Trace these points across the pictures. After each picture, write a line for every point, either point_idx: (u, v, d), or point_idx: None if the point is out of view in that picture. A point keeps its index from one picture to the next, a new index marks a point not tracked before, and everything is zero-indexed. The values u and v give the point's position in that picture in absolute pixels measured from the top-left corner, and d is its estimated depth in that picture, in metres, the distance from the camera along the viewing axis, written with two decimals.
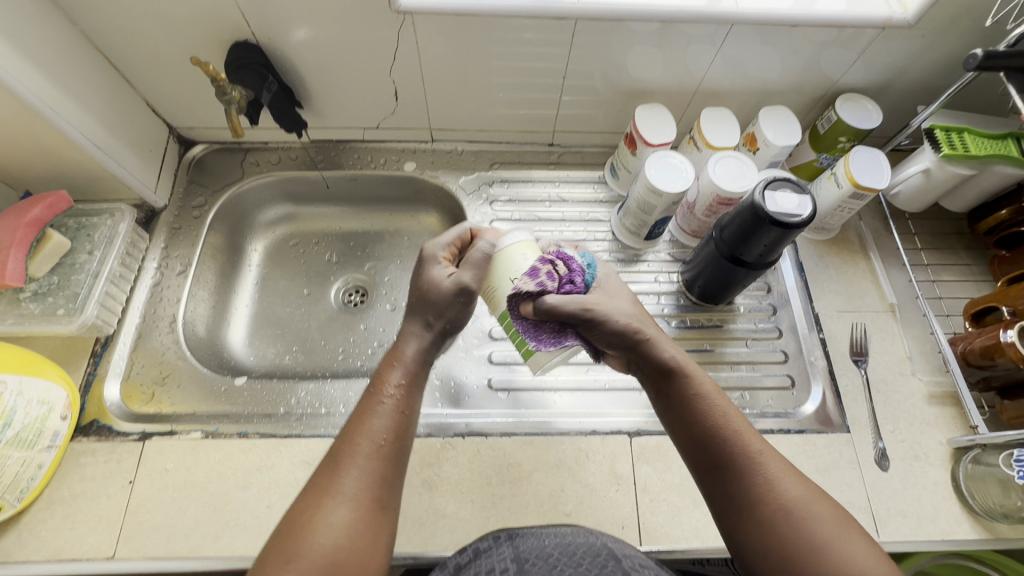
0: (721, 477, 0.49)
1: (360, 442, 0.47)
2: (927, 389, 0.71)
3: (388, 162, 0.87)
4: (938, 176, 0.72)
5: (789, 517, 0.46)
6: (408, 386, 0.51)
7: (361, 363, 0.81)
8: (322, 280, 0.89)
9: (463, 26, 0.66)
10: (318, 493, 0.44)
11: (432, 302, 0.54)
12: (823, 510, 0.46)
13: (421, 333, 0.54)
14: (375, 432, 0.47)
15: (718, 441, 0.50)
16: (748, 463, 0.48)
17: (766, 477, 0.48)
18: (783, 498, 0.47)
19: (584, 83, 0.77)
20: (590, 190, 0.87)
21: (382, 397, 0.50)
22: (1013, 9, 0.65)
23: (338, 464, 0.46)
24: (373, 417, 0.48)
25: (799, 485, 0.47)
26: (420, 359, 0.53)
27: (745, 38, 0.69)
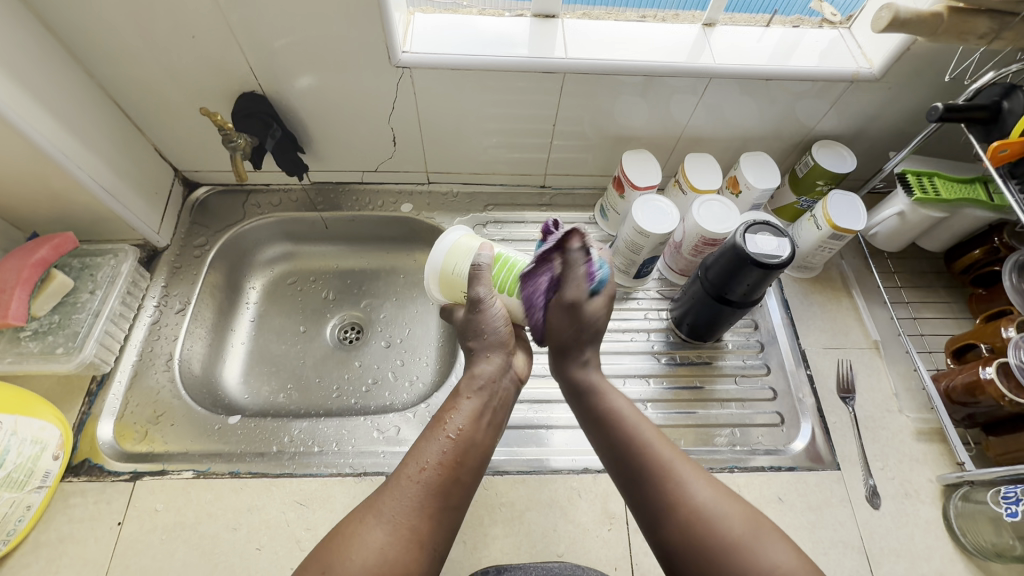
0: (640, 485, 0.51)
1: (409, 464, 0.49)
2: (915, 426, 0.72)
3: (385, 203, 0.90)
4: (912, 219, 0.75)
5: (702, 522, 0.47)
6: (467, 413, 0.53)
7: (355, 401, 0.82)
8: (318, 317, 0.90)
9: (458, 78, 0.70)
10: (365, 509, 0.46)
11: (475, 327, 0.59)
12: (736, 511, 0.47)
13: (498, 357, 0.58)
14: (426, 455, 0.49)
15: (637, 450, 0.53)
16: (662, 470, 0.51)
17: (678, 483, 0.50)
18: (694, 502, 0.48)
19: (574, 129, 0.81)
20: (581, 230, 0.90)
21: (443, 424, 0.52)
22: (970, 65, 0.69)
23: (387, 486, 0.48)
24: (427, 442, 0.50)
25: (710, 487, 0.49)
26: (487, 381, 0.56)
27: (725, 90, 0.73)
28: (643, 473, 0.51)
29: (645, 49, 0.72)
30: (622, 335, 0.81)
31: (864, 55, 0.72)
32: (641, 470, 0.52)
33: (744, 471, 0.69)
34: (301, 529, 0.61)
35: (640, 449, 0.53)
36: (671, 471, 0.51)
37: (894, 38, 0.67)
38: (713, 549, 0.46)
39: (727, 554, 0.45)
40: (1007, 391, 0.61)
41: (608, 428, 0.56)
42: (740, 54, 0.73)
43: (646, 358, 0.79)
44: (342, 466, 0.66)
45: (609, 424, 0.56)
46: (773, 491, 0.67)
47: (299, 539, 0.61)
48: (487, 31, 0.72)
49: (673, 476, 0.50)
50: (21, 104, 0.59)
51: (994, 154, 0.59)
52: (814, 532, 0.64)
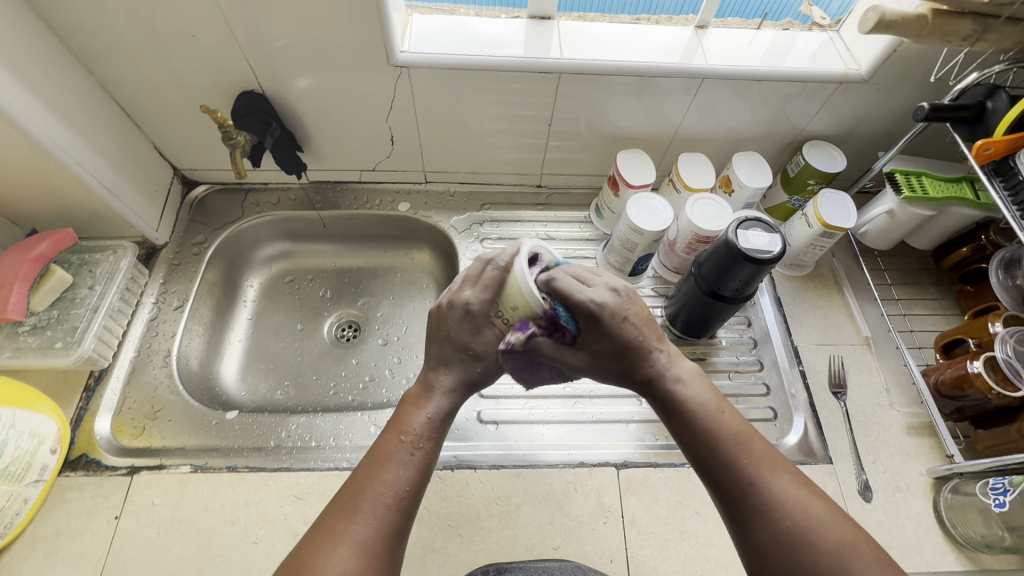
0: (728, 491, 0.46)
1: (377, 490, 0.45)
2: (906, 420, 0.73)
3: (383, 202, 0.91)
4: (901, 217, 0.76)
5: (802, 537, 0.43)
6: (429, 433, 0.49)
7: (352, 398, 0.82)
8: (315, 315, 0.91)
9: (456, 78, 0.72)
10: (328, 538, 0.42)
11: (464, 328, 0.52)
12: (837, 527, 0.43)
13: (448, 378, 0.52)
14: (394, 483, 0.45)
15: (727, 451, 0.47)
16: (754, 475, 0.46)
17: (767, 488, 0.45)
18: (793, 514, 0.44)
19: (570, 129, 0.82)
20: (577, 229, 0.91)
21: (405, 446, 0.48)
22: (954, 66, 0.70)
23: (353, 513, 0.44)
24: (394, 467, 0.46)
25: (807, 499, 0.45)
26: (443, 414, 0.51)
27: (717, 91, 0.75)
28: (736, 479, 0.46)
29: (639, 50, 0.74)
30: None
31: (853, 57, 0.74)
32: (731, 474, 0.46)
33: None
34: (298, 522, 0.61)
35: (728, 450, 0.47)
36: (767, 479, 0.45)
37: (882, 40, 0.69)
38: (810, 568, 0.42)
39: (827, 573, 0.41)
40: (995, 383, 0.62)
41: (687, 426, 0.50)
42: (732, 55, 0.74)
43: None
44: (340, 461, 0.67)
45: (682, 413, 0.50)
46: None
47: (296, 532, 0.61)
48: (483, 32, 0.73)
49: (762, 482, 0.45)
50: (23, 101, 0.59)
51: (978, 153, 0.60)
52: None
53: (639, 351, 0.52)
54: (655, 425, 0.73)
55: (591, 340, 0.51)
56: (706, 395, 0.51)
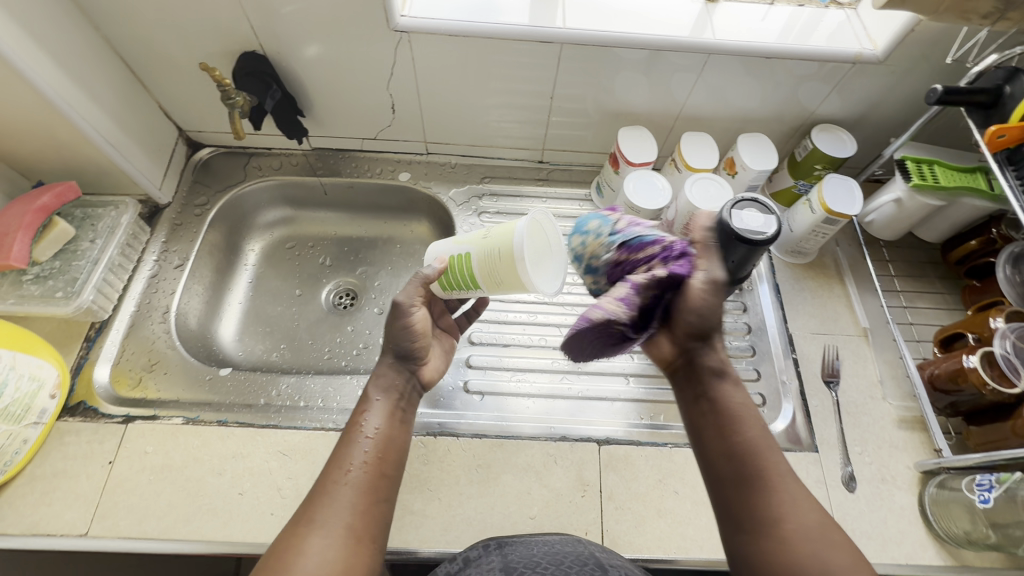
0: (743, 492, 0.48)
1: (334, 470, 0.49)
2: (897, 413, 0.72)
3: (383, 172, 0.90)
4: (909, 206, 0.74)
5: (809, 546, 0.45)
6: (380, 413, 0.54)
7: (345, 363, 0.85)
8: (314, 282, 0.93)
9: (458, 46, 0.70)
10: (298, 521, 0.46)
11: (395, 333, 0.57)
12: (841, 549, 0.45)
13: (388, 361, 0.57)
14: (348, 460, 0.50)
15: (750, 453, 0.49)
16: (768, 483, 0.48)
17: (791, 503, 0.47)
18: (807, 524, 0.46)
19: (573, 105, 0.81)
20: (576, 206, 0.89)
21: (358, 427, 0.53)
22: (972, 46, 0.67)
23: (318, 495, 0.48)
24: (348, 447, 0.51)
25: (819, 514, 0.47)
26: (388, 389, 0.56)
27: (725, 68, 0.73)
28: (755, 481, 0.48)
29: (647, 23, 0.72)
30: None
31: (868, 37, 0.71)
32: (752, 475, 0.48)
33: None
34: (282, 478, 0.63)
35: (754, 456, 0.49)
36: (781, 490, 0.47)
37: (900, 19, 0.66)
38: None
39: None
40: (990, 379, 0.61)
41: (721, 420, 0.51)
42: (743, 32, 0.72)
43: None
44: (326, 422, 0.68)
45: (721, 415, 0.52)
46: None
47: (279, 487, 0.63)
48: None
49: (785, 494, 0.47)
50: (29, 54, 0.60)
51: (991, 139, 0.58)
52: None
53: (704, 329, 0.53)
54: (641, 404, 0.73)
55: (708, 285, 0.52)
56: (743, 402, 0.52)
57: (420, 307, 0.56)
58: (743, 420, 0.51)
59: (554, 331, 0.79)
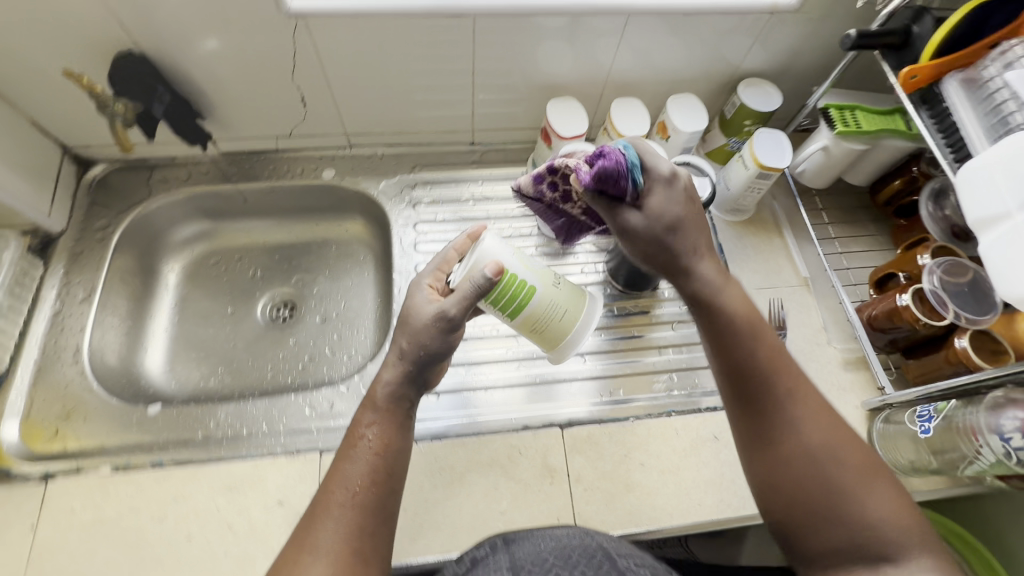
0: (749, 411, 0.49)
1: (335, 490, 0.46)
2: (843, 356, 0.74)
3: (305, 171, 0.84)
4: (836, 153, 0.75)
5: (807, 462, 0.46)
6: (382, 424, 0.49)
7: (292, 379, 0.80)
8: (246, 297, 0.87)
9: (362, 27, 0.65)
10: (296, 547, 0.44)
11: (409, 331, 0.52)
12: (854, 455, 0.46)
13: (395, 360, 0.52)
14: (350, 479, 0.47)
15: (752, 370, 0.49)
16: (781, 400, 0.49)
17: (794, 419, 0.48)
18: (806, 440, 0.47)
19: (497, 79, 0.77)
20: (514, 186, 0.86)
21: (357, 440, 0.49)
22: None
23: (317, 518, 0.45)
24: (348, 463, 0.48)
25: (826, 429, 0.47)
26: (392, 393, 0.51)
27: (647, 28, 0.71)
28: (757, 398, 0.49)
29: None
30: None
31: None
32: (752, 392, 0.49)
33: (681, 414, 0.70)
34: (231, 514, 0.59)
35: (762, 374, 0.49)
36: (799, 413, 0.48)
37: None
38: (824, 487, 0.45)
39: (825, 494, 0.45)
40: (922, 315, 0.64)
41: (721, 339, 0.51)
42: None
43: None
44: (274, 447, 0.64)
45: (721, 333, 0.51)
46: (709, 431, 0.68)
47: (231, 523, 0.58)
48: None
49: (786, 410, 0.48)
50: None
51: (905, 81, 0.59)
52: None
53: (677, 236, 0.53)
54: (600, 381, 0.73)
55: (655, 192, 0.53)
56: (749, 313, 0.52)
57: (439, 308, 0.51)
58: (749, 333, 0.51)
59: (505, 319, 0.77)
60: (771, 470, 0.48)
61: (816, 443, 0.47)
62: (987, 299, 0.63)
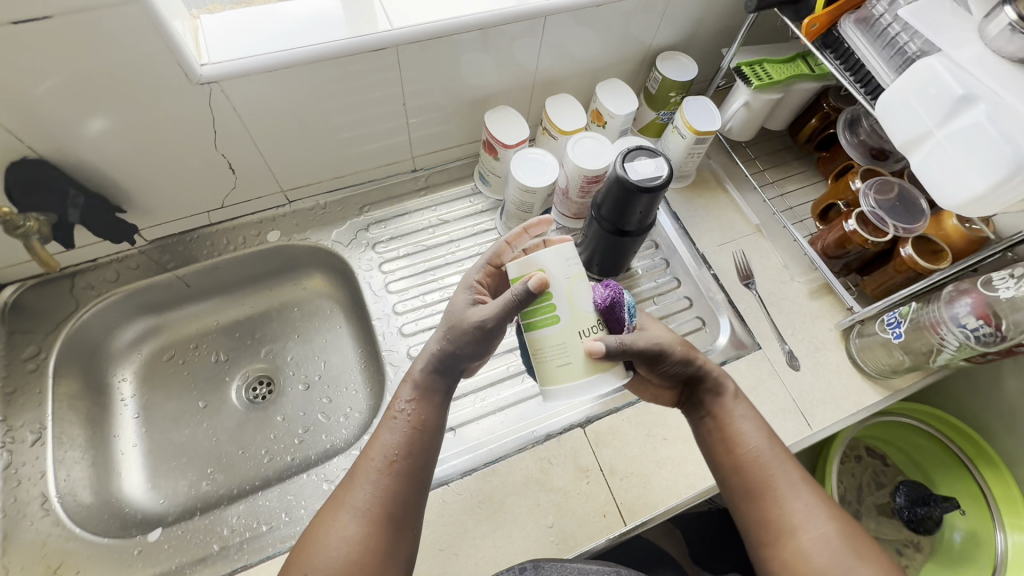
0: (751, 504, 0.53)
1: (373, 457, 0.50)
2: (807, 287, 0.80)
3: (247, 238, 0.78)
4: (757, 106, 0.81)
5: (813, 555, 0.48)
6: (420, 402, 0.53)
7: (292, 457, 0.75)
8: (217, 385, 0.80)
9: (280, 79, 0.61)
10: (335, 507, 0.48)
11: (450, 326, 0.54)
12: (853, 546, 0.49)
13: (435, 347, 0.54)
14: (386, 447, 0.50)
15: (759, 473, 0.53)
16: (783, 495, 0.52)
17: (798, 514, 0.50)
18: (812, 533, 0.49)
19: (427, 102, 0.75)
20: (468, 203, 0.85)
21: (394, 413, 0.53)
22: None
23: (353, 481, 0.49)
24: (386, 432, 0.51)
25: (828, 520, 0.50)
26: (429, 374, 0.54)
27: (563, 24, 0.72)
28: (760, 494, 0.52)
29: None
30: None
31: None
32: (757, 488, 0.53)
33: None
34: None
35: (764, 472, 0.53)
36: (803, 505, 0.51)
37: None
38: None
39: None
40: (869, 235, 0.70)
41: (730, 448, 0.55)
42: None
43: None
44: (302, 533, 0.59)
45: (732, 442, 0.55)
46: None
47: None
48: (294, 17, 0.62)
49: (790, 504, 0.51)
50: None
51: (807, 31, 0.64)
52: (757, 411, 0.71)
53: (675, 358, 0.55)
54: None
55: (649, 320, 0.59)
56: (760, 430, 0.56)
57: (477, 318, 0.52)
58: (756, 442, 0.54)
59: None
60: (782, 561, 0.50)
61: (820, 533, 0.49)
62: (916, 208, 0.70)
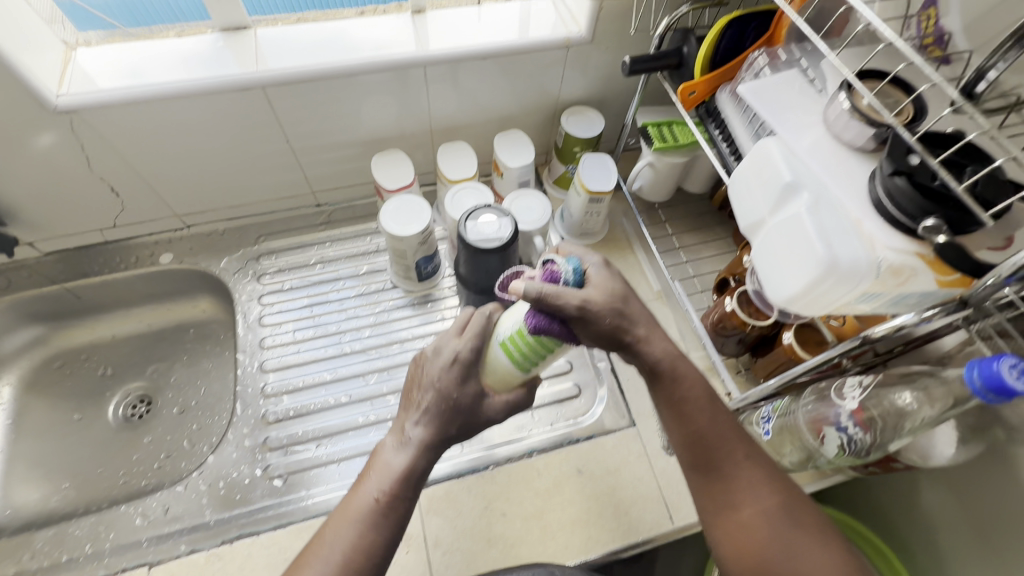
0: (704, 479, 0.46)
1: (330, 543, 0.43)
2: (701, 364, 0.74)
3: (141, 258, 0.80)
4: (661, 168, 0.77)
5: (766, 529, 0.43)
6: (401, 495, 0.45)
7: (147, 481, 0.75)
8: (97, 399, 0.81)
9: (144, 113, 0.63)
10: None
11: (451, 401, 0.47)
12: (807, 525, 0.43)
13: (432, 431, 0.47)
14: (352, 538, 0.43)
15: (716, 445, 0.46)
16: (747, 463, 0.46)
17: (753, 487, 0.44)
18: (765, 504, 0.44)
19: (317, 141, 0.75)
20: (366, 242, 0.85)
21: (366, 498, 0.45)
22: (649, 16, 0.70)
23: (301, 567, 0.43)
24: (350, 520, 0.44)
25: (780, 494, 0.44)
26: (420, 464, 0.46)
27: (450, 75, 0.71)
28: (714, 464, 0.46)
29: (356, 46, 0.68)
30: (416, 343, 0.76)
31: (574, 20, 0.72)
32: (712, 459, 0.46)
33: (543, 452, 0.68)
34: None
35: (720, 444, 0.46)
36: (759, 477, 0.45)
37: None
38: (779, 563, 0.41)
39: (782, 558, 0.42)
40: (748, 317, 0.65)
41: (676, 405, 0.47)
42: (456, 38, 0.70)
43: None
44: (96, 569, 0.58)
45: (679, 401, 0.47)
46: (572, 465, 0.67)
47: None
48: (170, 56, 0.64)
49: (745, 478, 0.45)
50: None
51: (686, 98, 0.59)
52: (614, 495, 0.65)
53: (626, 322, 0.47)
54: None
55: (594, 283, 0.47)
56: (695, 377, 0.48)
57: (473, 393, 0.48)
58: (703, 405, 0.47)
59: (357, 383, 0.72)
60: (731, 544, 0.44)
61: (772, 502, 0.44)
62: None
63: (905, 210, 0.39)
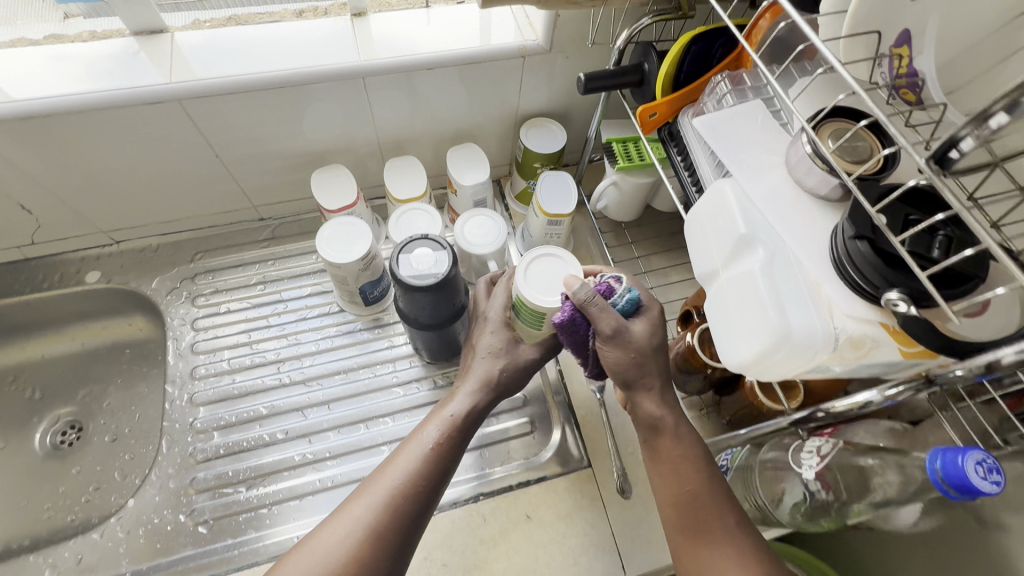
0: (686, 539, 0.42)
1: (381, 478, 0.44)
2: None
3: (65, 276, 0.74)
4: (626, 188, 0.72)
5: None
6: (453, 440, 0.47)
7: (72, 517, 0.70)
8: (22, 426, 0.76)
9: (44, 127, 0.56)
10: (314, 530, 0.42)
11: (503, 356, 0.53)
12: None
13: (483, 385, 0.51)
14: (401, 472, 0.44)
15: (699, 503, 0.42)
16: (730, 535, 0.41)
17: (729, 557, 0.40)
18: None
19: (252, 154, 0.69)
20: (313, 260, 0.79)
21: (419, 441, 0.47)
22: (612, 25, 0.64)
23: (339, 509, 0.43)
24: (403, 456, 0.46)
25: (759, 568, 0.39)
26: (474, 412, 0.49)
27: (394, 86, 0.65)
28: (698, 526, 0.42)
29: (287, 53, 0.61)
30: (361, 372, 0.71)
31: (530, 27, 0.66)
32: (695, 519, 0.42)
33: (490, 496, 0.64)
34: None
35: (701, 504, 0.42)
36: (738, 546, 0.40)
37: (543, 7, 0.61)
38: None
39: None
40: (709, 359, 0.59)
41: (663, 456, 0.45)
42: (400, 44, 0.64)
43: (390, 393, 0.70)
44: None
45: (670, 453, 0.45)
46: (520, 510, 0.63)
47: None
48: (75, 63, 0.58)
49: (726, 545, 0.40)
50: None
51: (645, 120, 0.53)
52: (564, 543, 0.61)
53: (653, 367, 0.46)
54: None
55: (640, 320, 0.48)
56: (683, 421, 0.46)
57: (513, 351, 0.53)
58: (694, 452, 0.45)
59: (296, 419, 0.68)
60: None
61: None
62: None
63: (867, 278, 0.34)
